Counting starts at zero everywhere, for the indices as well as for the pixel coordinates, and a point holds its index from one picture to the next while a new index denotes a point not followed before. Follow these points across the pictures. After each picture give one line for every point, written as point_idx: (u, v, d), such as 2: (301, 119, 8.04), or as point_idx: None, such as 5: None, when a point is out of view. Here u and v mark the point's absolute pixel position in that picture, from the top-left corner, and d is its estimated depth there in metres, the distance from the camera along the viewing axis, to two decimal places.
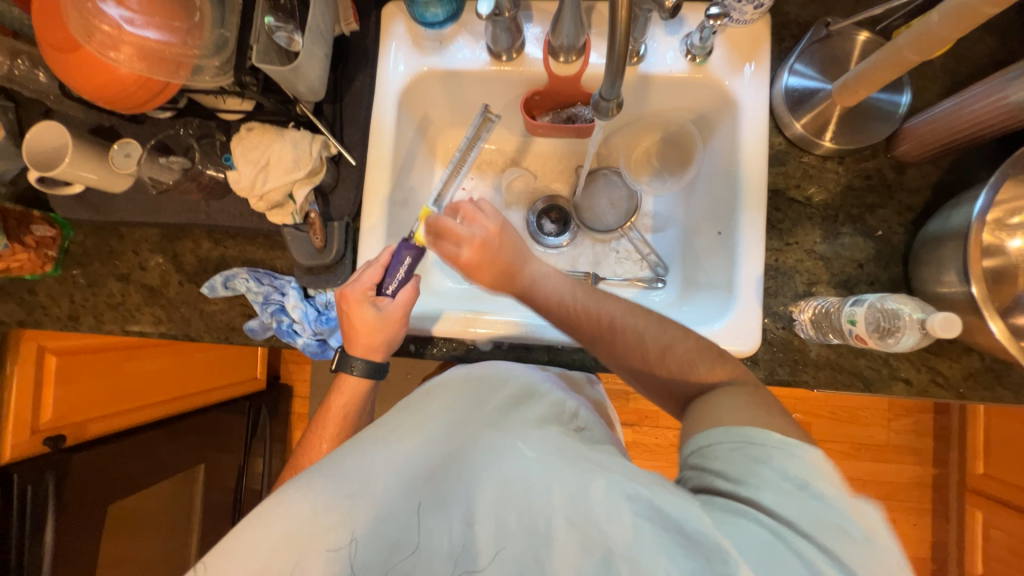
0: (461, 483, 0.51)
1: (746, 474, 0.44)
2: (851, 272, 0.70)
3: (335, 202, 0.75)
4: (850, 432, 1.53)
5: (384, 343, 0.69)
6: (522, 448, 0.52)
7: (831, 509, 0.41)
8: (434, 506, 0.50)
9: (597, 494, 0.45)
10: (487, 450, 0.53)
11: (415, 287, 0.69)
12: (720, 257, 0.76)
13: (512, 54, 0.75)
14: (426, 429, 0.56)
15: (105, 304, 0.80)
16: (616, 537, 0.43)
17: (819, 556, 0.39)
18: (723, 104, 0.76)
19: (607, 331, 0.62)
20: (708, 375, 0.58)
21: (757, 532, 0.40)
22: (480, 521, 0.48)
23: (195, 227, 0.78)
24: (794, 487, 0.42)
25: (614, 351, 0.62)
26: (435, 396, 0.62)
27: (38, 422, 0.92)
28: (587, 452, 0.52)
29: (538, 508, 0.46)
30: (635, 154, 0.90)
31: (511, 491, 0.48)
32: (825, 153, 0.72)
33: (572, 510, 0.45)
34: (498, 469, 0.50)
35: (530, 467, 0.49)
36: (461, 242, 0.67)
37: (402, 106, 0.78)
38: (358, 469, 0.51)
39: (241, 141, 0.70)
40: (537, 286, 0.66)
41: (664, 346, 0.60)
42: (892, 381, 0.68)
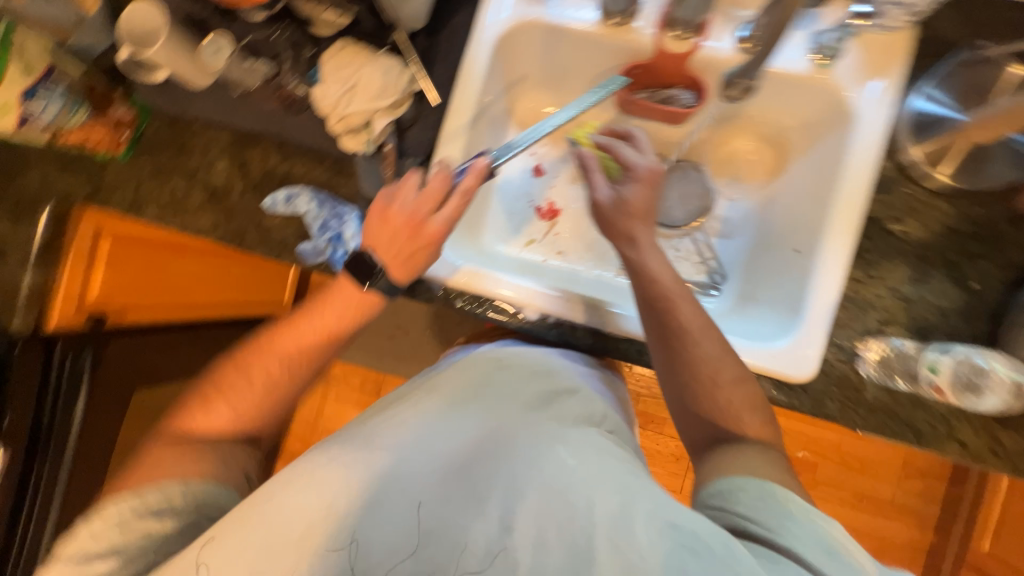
0: (498, 481, 0.48)
1: (775, 524, 0.46)
2: (932, 319, 0.66)
3: (411, 139, 0.73)
4: (856, 482, 1.50)
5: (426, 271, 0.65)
6: (561, 453, 0.50)
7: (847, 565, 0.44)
8: (469, 497, 0.48)
9: (638, 515, 0.45)
10: (522, 448, 0.51)
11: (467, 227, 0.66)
12: (792, 276, 0.73)
13: (623, 19, 0.71)
14: (455, 417, 0.55)
15: (168, 198, 0.80)
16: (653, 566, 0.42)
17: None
18: (836, 116, 0.70)
19: (691, 332, 0.59)
20: (744, 406, 0.57)
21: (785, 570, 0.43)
22: (518, 526, 0.46)
23: (268, 137, 0.78)
24: (818, 548, 0.45)
25: (684, 364, 0.58)
26: (462, 378, 0.60)
27: (85, 296, 0.95)
28: (623, 464, 0.51)
29: (581, 524, 0.45)
30: (721, 152, 0.85)
31: (553, 499, 0.47)
32: (935, 187, 0.67)
33: (614, 533, 0.44)
34: (537, 473, 0.48)
35: (571, 476, 0.48)
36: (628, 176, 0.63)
37: (496, 54, 0.74)
38: (390, 447, 0.51)
39: (332, 57, 0.67)
40: (645, 263, 0.61)
41: (738, 374, 0.58)
42: (946, 441, 0.65)
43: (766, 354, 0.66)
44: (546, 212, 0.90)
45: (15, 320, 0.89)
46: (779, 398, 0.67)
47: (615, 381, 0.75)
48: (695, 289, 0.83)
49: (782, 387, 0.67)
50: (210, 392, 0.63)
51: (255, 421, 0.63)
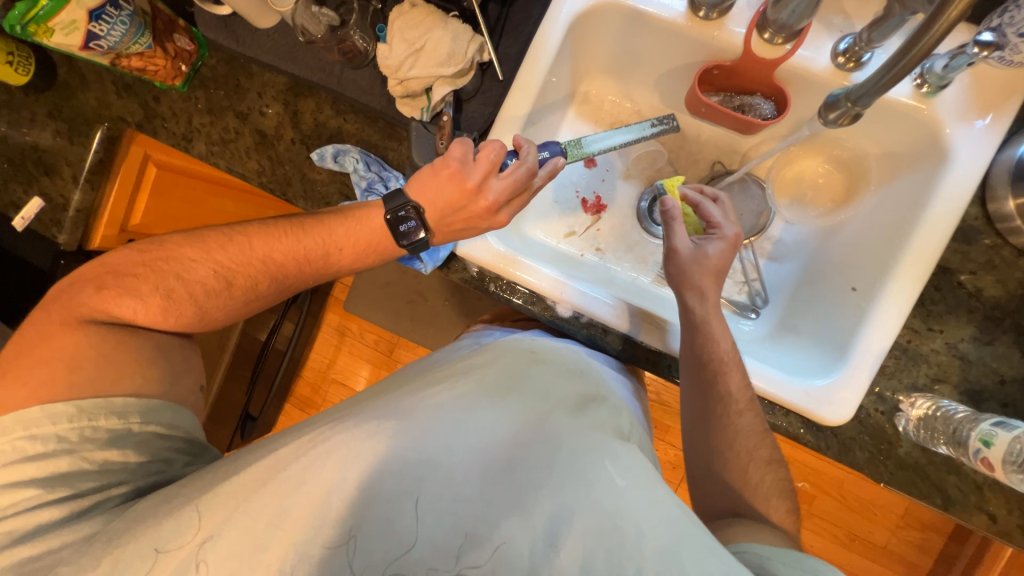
0: (542, 489, 0.46)
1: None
2: (987, 384, 0.62)
3: (468, 111, 0.70)
4: (852, 521, 1.47)
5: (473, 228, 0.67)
6: (610, 470, 0.47)
7: None
8: (512, 502, 0.45)
9: (690, 555, 0.42)
10: (569, 459, 0.48)
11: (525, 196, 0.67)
12: (844, 315, 0.69)
13: (712, 13, 0.66)
14: (500, 412, 0.52)
15: (218, 136, 0.79)
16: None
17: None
18: (928, 151, 0.65)
19: (733, 402, 0.61)
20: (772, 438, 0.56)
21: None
22: (564, 544, 0.43)
23: (322, 89, 0.75)
24: None
25: (718, 426, 0.61)
26: (506, 375, 0.58)
27: (127, 222, 0.97)
28: (671, 493, 0.48)
29: (628, 552, 0.42)
30: (788, 170, 0.80)
31: (601, 520, 0.44)
32: (1022, 245, 0.61)
33: (663, 566, 0.41)
34: (586, 490, 0.46)
35: (621, 499, 0.45)
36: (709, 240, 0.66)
37: (570, 33, 0.70)
38: (432, 435, 0.49)
39: (402, 15, 0.65)
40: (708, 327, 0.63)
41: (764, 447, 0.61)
42: (975, 511, 0.62)
43: (801, 392, 0.63)
44: (592, 206, 0.86)
45: (59, 235, 0.89)
46: (806, 438, 0.65)
47: (637, 387, 0.73)
48: (732, 309, 0.79)
49: (811, 426, 0.65)
50: (166, 286, 0.63)
51: (178, 317, 0.63)
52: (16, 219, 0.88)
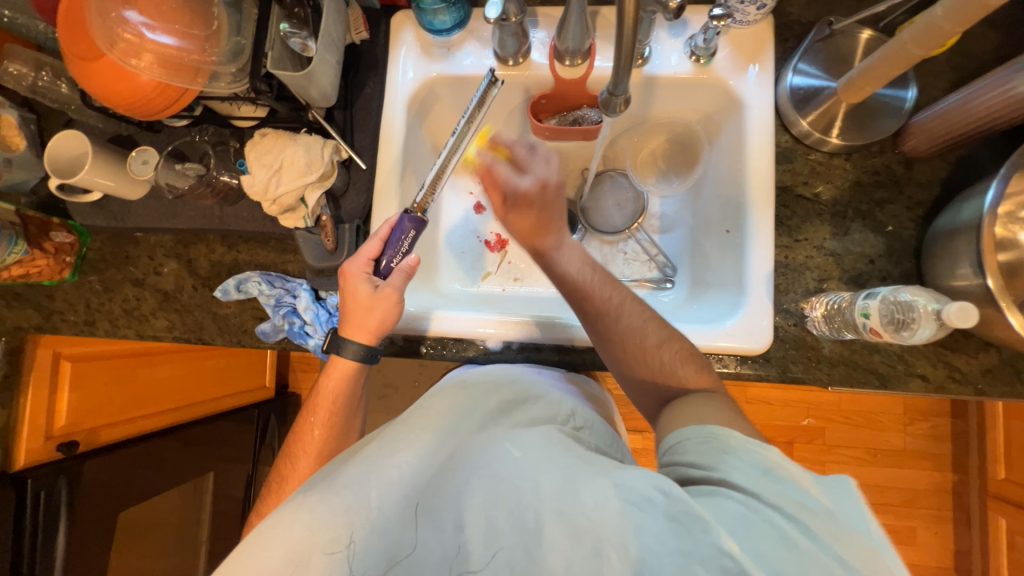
0: (451, 489, 0.49)
1: (716, 462, 0.43)
2: (862, 268, 0.70)
3: (346, 205, 0.77)
4: (866, 437, 1.50)
5: (380, 322, 0.67)
6: (508, 448, 0.50)
7: (794, 489, 0.39)
8: (426, 514, 0.48)
9: (585, 483, 0.45)
10: (473, 453, 0.51)
11: (407, 270, 0.67)
12: (729, 254, 0.77)
13: (519, 59, 0.77)
14: (419, 437, 0.53)
15: (121, 309, 0.80)
16: (603, 525, 0.42)
17: (789, 524, 0.38)
18: (729, 103, 0.77)
19: (610, 310, 0.60)
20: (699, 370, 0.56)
21: (729, 506, 0.39)
22: (469, 524, 0.46)
23: (209, 232, 0.79)
24: (758, 473, 0.41)
25: (614, 342, 0.60)
26: (423, 406, 0.59)
27: (51, 427, 0.93)
28: (571, 445, 0.51)
29: (527, 502, 0.45)
30: (641, 155, 0.91)
31: (500, 489, 0.46)
32: (832, 149, 0.72)
33: (559, 503, 0.44)
34: (487, 471, 0.48)
35: (517, 466, 0.48)
36: (515, 182, 0.68)
37: (411, 112, 0.79)
38: (349, 484, 0.48)
39: (254, 146, 0.72)
40: (562, 257, 0.66)
41: (662, 339, 0.59)
42: (908, 378, 0.67)
43: (721, 334, 0.69)
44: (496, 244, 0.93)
45: None
46: (746, 373, 0.69)
47: (587, 378, 0.79)
48: (649, 285, 0.87)
49: (746, 361, 0.70)
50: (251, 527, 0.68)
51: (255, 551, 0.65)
52: None
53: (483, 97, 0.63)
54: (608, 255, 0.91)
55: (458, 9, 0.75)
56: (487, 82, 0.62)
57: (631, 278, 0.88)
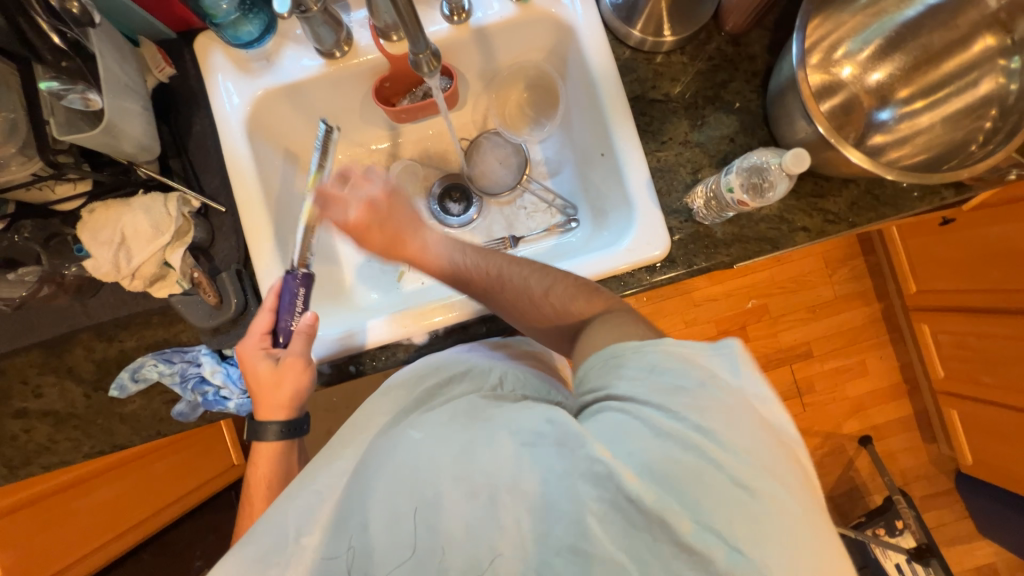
0: (359, 494, 0.47)
1: (612, 375, 0.45)
2: (726, 148, 0.74)
3: (219, 253, 0.71)
4: (803, 299, 1.61)
5: (293, 394, 0.65)
6: (411, 434, 0.48)
7: (673, 377, 0.42)
8: (340, 527, 0.46)
9: (480, 442, 0.44)
10: (380, 452, 0.49)
11: (307, 332, 0.66)
12: (610, 177, 0.78)
13: (344, 48, 0.73)
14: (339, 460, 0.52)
15: (12, 448, 0.72)
16: (497, 472, 0.42)
17: (657, 414, 0.41)
18: (561, 33, 0.78)
19: (490, 282, 0.60)
20: (587, 307, 0.56)
21: (611, 416, 0.42)
22: (371, 523, 0.44)
23: (80, 332, 0.71)
24: (646, 371, 0.43)
25: (504, 304, 0.60)
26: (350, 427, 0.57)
27: None
28: (480, 410, 0.49)
29: (425, 479, 0.44)
30: (507, 109, 0.90)
31: (400, 477, 0.45)
32: (667, 48, 0.75)
33: (456, 466, 0.43)
34: (388, 464, 0.46)
35: (417, 449, 0.46)
36: (348, 206, 0.65)
37: (253, 137, 0.74)
38: (265, 530, 0.48)
39: (85, 226, 0.64)
40: (428, 253, 0.65)
41: (545, 287, 0.58)
42: (793, 233, 0.73)
43: (624, 253, 0.71)
44: None
45: None
46: (659, 279, 0.72)
47: (527, 338, 0.78)
48: (558, 230, 0.88)
49: (655, 268, 0.72)
50: None
51: None
52: None
53: (324, 145, 0.66)
54: (510, 215, 0.91)
55: (258, 14, 0.70)
56: (324, 130, 0.66)
57: (538, 230, 0.89)
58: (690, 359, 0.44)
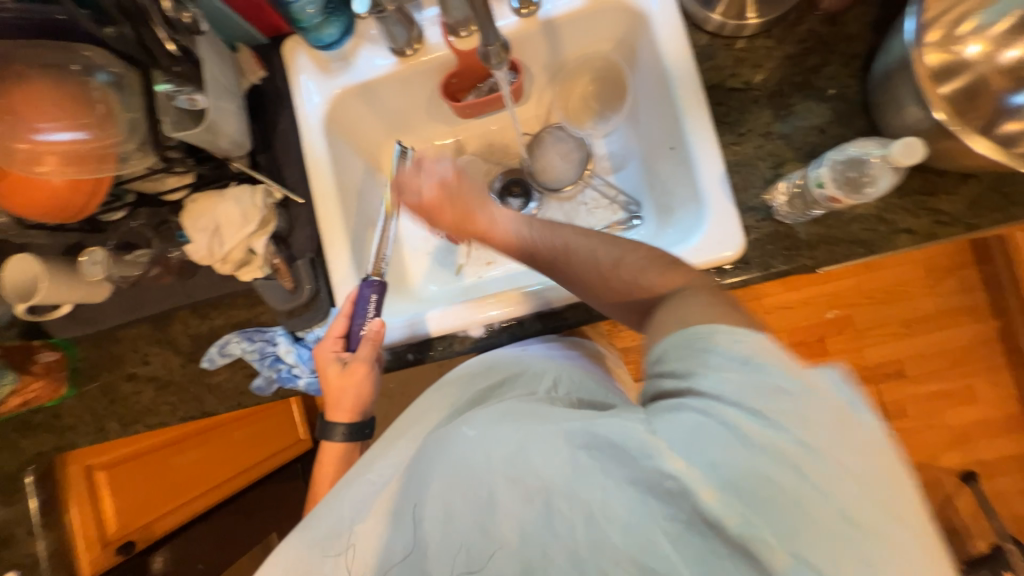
0: (415, 484, 0.49)
1: (692, 367, 0.41)
2: (816, 140, 0.67)
3: (296, 242, 0.77)
4: (897, 311, 1.43)
5: (354, 400, 0.70)
6: (465, 430, 0.49)
7: (770, 376, 0.38)
8: (393, 516, 0.49)
9: (535, 443, 0.43)
10: (435, 445, 0.50)
11: (373, 339, 0.68)
12: (679, 172, 0.74)
13: (415, 46, 0.76)
14: (395, 449, 0.57)
15: (124, 408, 0.82)
16: (552, 476, 0.40)
17: (746, 418, 0.36)
18: (633, 21, 0.74)
19: (559, 255, 0.57)
20: (662, 281, 0.53)
21: (687, 418, 0.38)
22: (428, 516, 0.45)
23: (179, 309, 0.80)
24: (738, 365, 0.39)
25: (572, 277, 0.58)
26: (410, 419, 0.62)
27: (105, 534, 0.97)
28: (537, 410, 0.48)
29: (480, 477, 0.43)
30: (572, 101, 0.89)
31: (455, 473, 0.45)
32: (750, 32, 0.69)
33: (510, 466, 0.42)
34: (444, 458, 0.47)
35: (471, 445, 0.46)
36: (421, 186, 0.63)
37: (330, 133, 0.79)
38: (328, 513, 0.53)
39: (189, 214, 0.72)
40: (495, 228, 0.61)
41: (615, 257, 0.55)
42: (894, 236, 0.64)
43: (691, 252, 0.67)
44: None
45: None
46: (730, 282, 0.67)
47: (579, 340, 0.78)
48: (619, 227, 0.85)
49: (727, 270, 0.67)
50: None
51: None
52: None
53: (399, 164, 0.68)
54: (570, 211, 0.89)
55: (339, 16, 0.74)
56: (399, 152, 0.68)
57: (599, 227, 0.86)
58: (787, 356, 0.39)
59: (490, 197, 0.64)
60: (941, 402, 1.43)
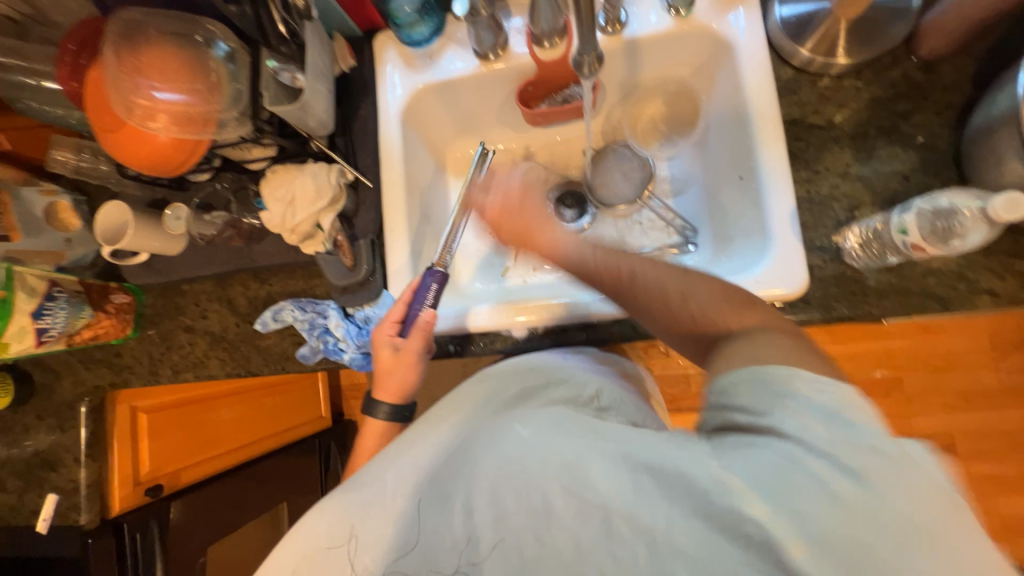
0: (462, 477, 0.50)
1: (773, 410, 0.39)
2: (897, 187, 0.65)
3: (359, 223, 0.80)
4: (953, 381, 1.34)
5: (401, 380, 0.72)
6: (518, 430, 0.51)
7: (862, 432, 0.36)
8: (436, 498, 0.50)
9: (594, 457, 0.44)
10: (486, 437, 0.52)
11: (424, 325, 0.69)
12: (747, 202, 0.73)
13: (498, 52, 0.79)
14: (439, 433, 0.57)
15: (178, 356, 0.87)
16: (612, 498, 0.41)
17: (832, 472, 0.35)
18: (717, 48, 0.74)
19: (622, 278, 0.55)
20: (737, 318, 0.49)
21: (757, 460, 0.37)
22: (477, 508, 0.47)
23: (242, 271, 0.85)
24: (824, 416, 0.37)
25: (637, 305, 0.55)
26: (445, 404, 0.62)
27: (138, 474, 1.00)
28: (586, 420, 0.50)
29: (534, 484, 0.45)
30: (640, 124, 0.87)
31: (508, 472, 0.46)
32: (840, 71, 0.68)
33: (568, 481, 0.43)
34: (496, 454, 0.49)
35: (526, 448, 0.48)
36: (484, 202, 0.67)
37: (405, 124, 0.83)
38: (369, 485, 0.54)
39: (268, 183, 0.76)
40: (558, 246, 0.61)
41: (683, 287, 0.52)
42: (974, 296, 0.61)
43: (752, 283, 0.65)
44: None
45: (80, 516, 0.90)
46: (789, 320, 0.65)
47: (621, 359, 0.78)
48: (672, 251, 0.84)
49: (786, 307, 0.65)
50: None
51: None
52: (39, 523, 0.89)
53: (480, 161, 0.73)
54: (624, 228, 0.89)
55: (432, 17, 0.78)
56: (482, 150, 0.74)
57: (650, 248, 0.86)
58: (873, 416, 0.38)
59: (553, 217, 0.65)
60: (992, 487, 1.32)
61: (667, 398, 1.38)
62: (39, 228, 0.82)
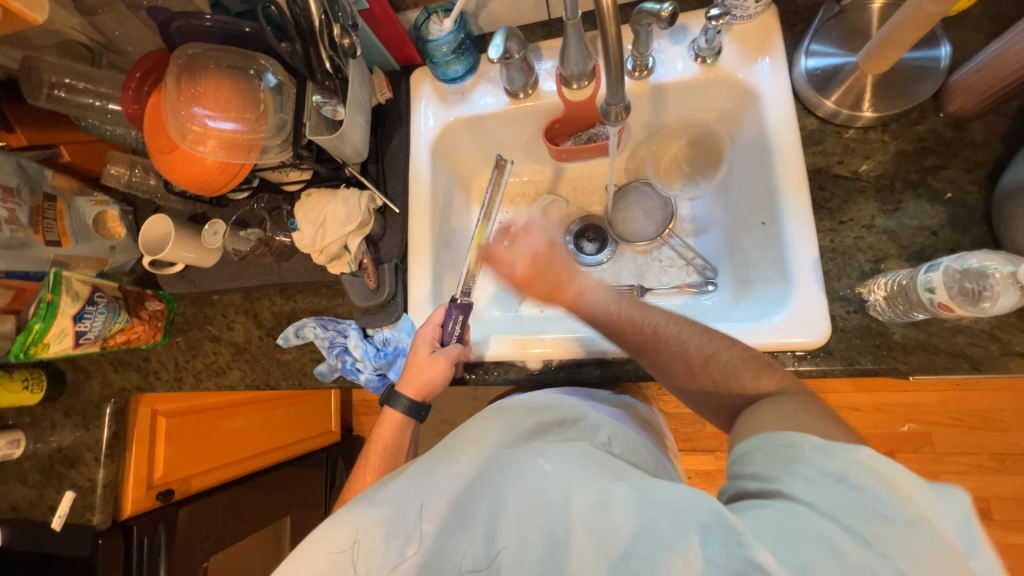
0: (483, 501, 0.50)
1: (780, 472, 0.40)
2: (924, 241, 0.64)
3: (384, 247, 0.83)
4: (986, 441, 1.27)
5: (425, 383, 0.73)
6: (541, 462, 0.52)
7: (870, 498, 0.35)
8: (457, 523, 0.50)
9: (619, 499, 0.43)
10: (508, 467, 0.53)
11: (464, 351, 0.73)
12: (768, 248, 0.73)
13: (528, 91, 0.82)
14: (456, 462, 0.57)
15: (202, 364, 0.90)
16: (633, 538, 0.41)
17: (838, 532, 0.35)
18: (743, 97, 0.76)
19: (648, 340, 0.57)
20: (756, 384, 0.51)
21: (777, 515, 0.37)
22: (500, 535, 0.47)
23: (270, 287, 0.88)
24: (828, 479, 0.37)
25: (660, 361, 0.57)
26: (468, 428, 0.63)
27: (152, 477, 1.02)
28: (610, 465, 0.50)
29: (557, 515, 0.45)
30: (663, 161, 0.90)
31: (531, 502, 0.48)
32: (865, 123, 0.69)
33: (590, 516, 0.44)
34: (521, 483, 0.50)
35: (550, 479, 0.49)
36: (513, 262, 0.65)
37: (435, 155, 0.86)
38: (386, 499, 0.53)
39: (302, 206, 0.80)
40: (585, 302, 0.62)
41: (708, 353, 0.54)
42: (1007, 358, 0.59)
43: (771, 331, 0.64)
44: None
45: (93, 516, 0.91)
46: (807, 370, 0.64)
47: (633, 400, 0.78)
48: (691, 290, 0.84)
49: (805, 357, 0.64)
50: None
51: None
52: (53, 519, 0.91)
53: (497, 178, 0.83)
54: (643, 265, 0.90)
55: (467, 57, 0.83)
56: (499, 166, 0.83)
57: (669, 286, 0.86)
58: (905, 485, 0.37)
59: (577, 265, 0.64)
60: None
61: (680, 437, 1.35)
62: (88, 235, 0.88)
